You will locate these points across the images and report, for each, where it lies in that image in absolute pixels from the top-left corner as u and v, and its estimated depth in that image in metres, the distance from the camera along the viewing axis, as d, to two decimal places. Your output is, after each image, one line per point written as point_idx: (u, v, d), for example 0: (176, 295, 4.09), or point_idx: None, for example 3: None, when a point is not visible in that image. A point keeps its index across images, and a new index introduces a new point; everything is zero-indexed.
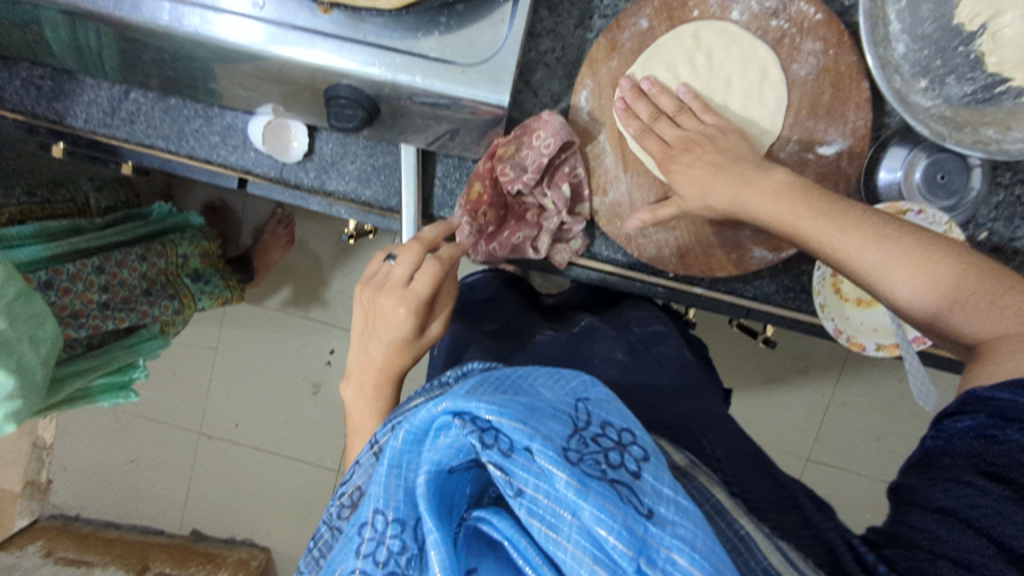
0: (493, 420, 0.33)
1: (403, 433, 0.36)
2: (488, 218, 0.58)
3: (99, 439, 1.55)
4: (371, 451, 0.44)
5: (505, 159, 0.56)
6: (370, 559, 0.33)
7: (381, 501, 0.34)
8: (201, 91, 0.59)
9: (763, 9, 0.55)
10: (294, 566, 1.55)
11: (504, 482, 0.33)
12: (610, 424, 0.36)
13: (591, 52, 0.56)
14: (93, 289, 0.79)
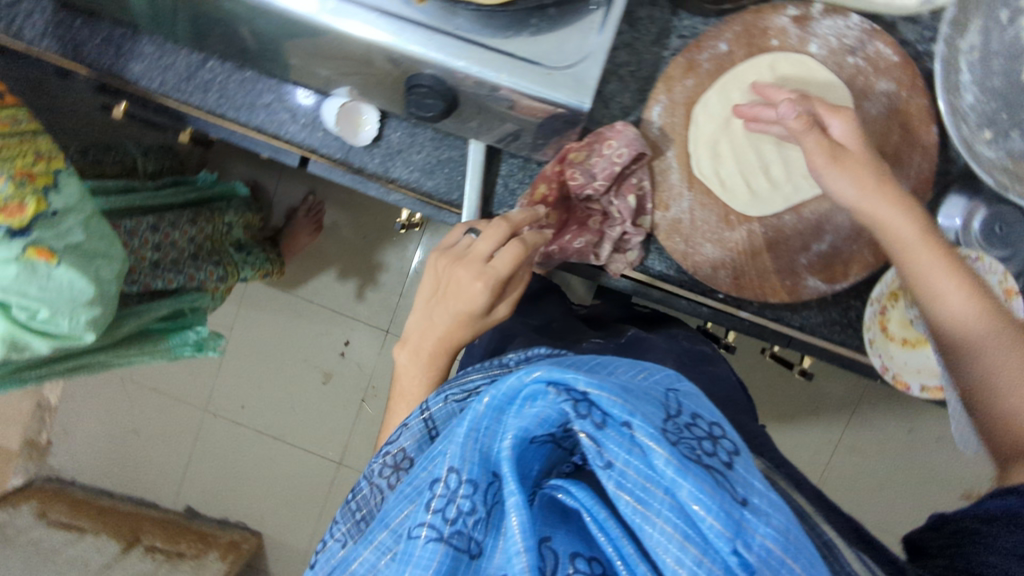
0: (593, 392, 0.34)
1: (487, 398, 0.36)
2: (550, 219, 0.60)
3: (104, 406, 1.55)
4: (422, 417, 0.48)
5: (574, 164, 0.57)
6: (440, 514, 0.35)
7: (457, 461, 0.35)
8: (282, 66, 0.60)
9: (841, 45, 0.56)
10: (284, 555, 1.54)
11: (593, 453, 0.34)
12: (699, 416, 0.37)
13: (669, 70, 0.58)
14: (148, 247, 0.80)
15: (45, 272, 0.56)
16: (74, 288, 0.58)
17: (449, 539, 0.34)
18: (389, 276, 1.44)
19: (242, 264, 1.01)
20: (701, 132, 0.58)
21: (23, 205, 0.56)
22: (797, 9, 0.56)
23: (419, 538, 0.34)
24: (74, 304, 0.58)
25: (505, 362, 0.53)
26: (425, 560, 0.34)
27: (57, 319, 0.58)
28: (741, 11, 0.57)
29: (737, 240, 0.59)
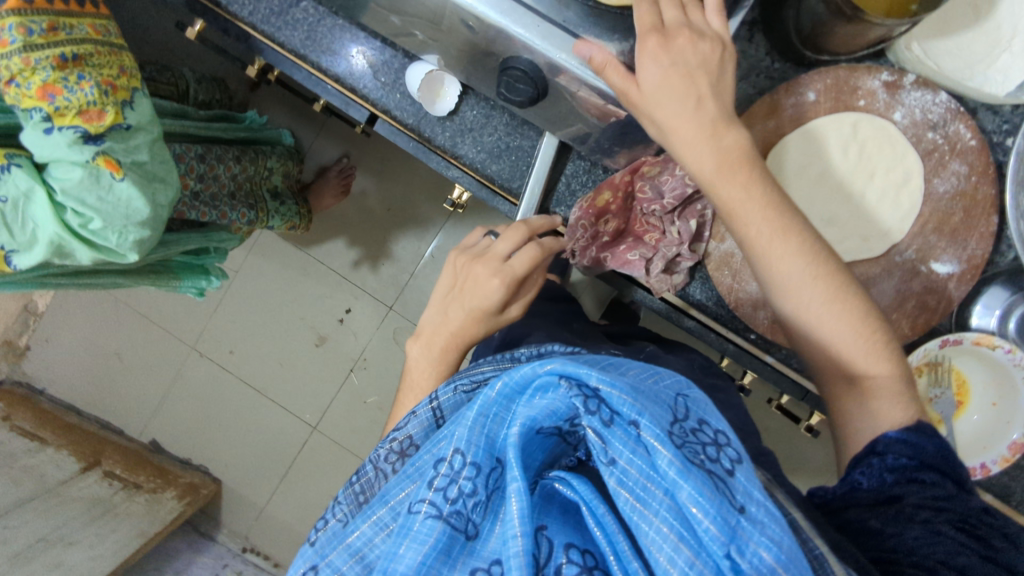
0: (604, 388, 0.33)
1: (500, 384, 0.36)
2: (608, 227, 0.61)
3: (92, 323, 1.53)
4: (430, 406, 0.46)
5: (645, 178, 0.59)
6: (442, 493, 0.34)
7: (463, 442, 0.35)
8: (378, 22, 0.60)
9: (924, 119, 0.58)
10: (237, 509, 1.52)
11: (598, 449, 0.34)
12: (707, 423, 0.36)
13: (754, 106, 0.58)
14: (191, 175, 0.79)
15: (105, 184, 0.57)
16: (129, 205, 0.59)
17: (447, 517, 0.34)
18: (404, 254, 1.43)
19: (273, 211, 1.00)
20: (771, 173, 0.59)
21: (102, 114, 0.56)
22: (890, 76, 0.57)
23: (419, 514, 0.34)
24: (125, 221, 0.60)
25: (514, 356, 0.51)
26: (422, 535, 0.33)
27: (103, 232, 0.59)
28: (835, 65, 0.58)
29: None
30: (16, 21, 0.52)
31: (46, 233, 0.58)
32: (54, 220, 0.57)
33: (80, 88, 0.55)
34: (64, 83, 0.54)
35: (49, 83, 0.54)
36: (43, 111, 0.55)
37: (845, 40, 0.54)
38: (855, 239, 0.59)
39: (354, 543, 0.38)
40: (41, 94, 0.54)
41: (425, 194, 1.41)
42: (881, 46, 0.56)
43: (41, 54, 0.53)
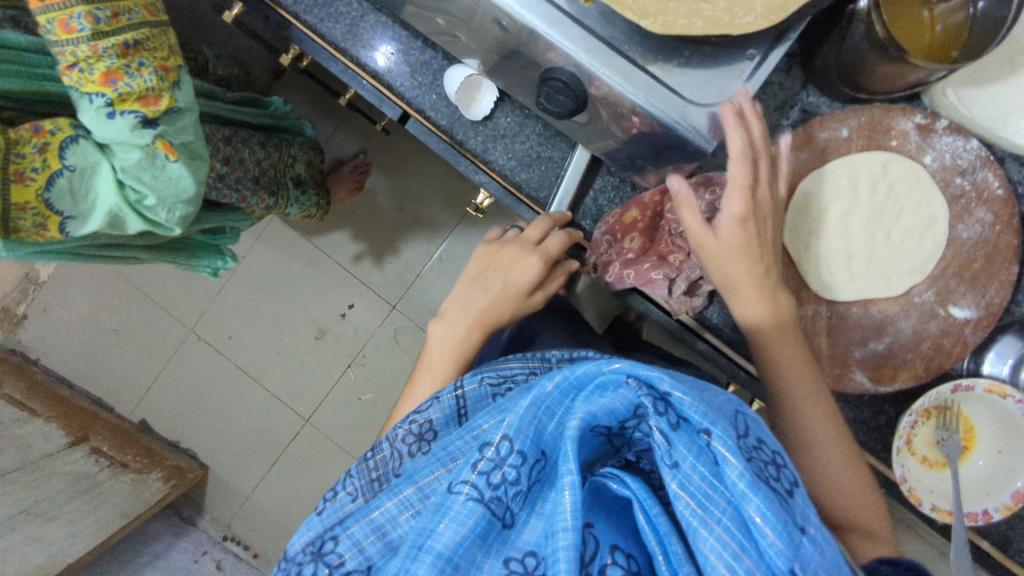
0: (677, 394, 0.35)
1: (558, 377, 0.37)
2: (632, 244, 0.61)
3: (92, 297, 1.52)
4: (455, 394, 0.48)
5: (675, 199, 0.58)
6: (485, 476, 0.36)
7: (511, 430, 0.36)
8: (423, 23, 0.61)
9: (953, 164, 0.58)
10: (222, 496, 1.50)
11: (662, 450, 0.35)
12: (765, 442, 0.38)
13: (788, 137, 0.59)
14: (219, 157, 0.79)
15: (162, 166, 0.59)
16: (181, 186, 0.61)
17: (487, 501, 0.36)
18: (412, 254, 1.43)
19: (290, 201, 1.01)
20: (800, 206, 0.59)
21: (159, 98, 0.57)
22: (924, 119, 0.58)
23: (460, 495, 0.36)
24: (176, 199, 0.62)
25: (544, 356, 0.52)
26: (462, 516, 0.35)
27: (156, 208, 0.61)
28: (871, 104, 0.59)
29: (801, 318, 0.60)
30: (84, 9, 0.52)
31: (105, 204, 0.59)
32: (116, 195, 0.58)
33: (141, 74, 0.56)
34: (127, 69, 0.55)
35: (112, 69, 0.54)
36: (105, 97, 0.54)
37: (883, 81, 0.54)
38: (876, 278, 0.59)
39: (377, 520, 0.39)
40: (104, 80, 0.54)
41: (438, 196, 1.42)
42: (917, 91, 0.57)
43: (107, 43, 0.54)
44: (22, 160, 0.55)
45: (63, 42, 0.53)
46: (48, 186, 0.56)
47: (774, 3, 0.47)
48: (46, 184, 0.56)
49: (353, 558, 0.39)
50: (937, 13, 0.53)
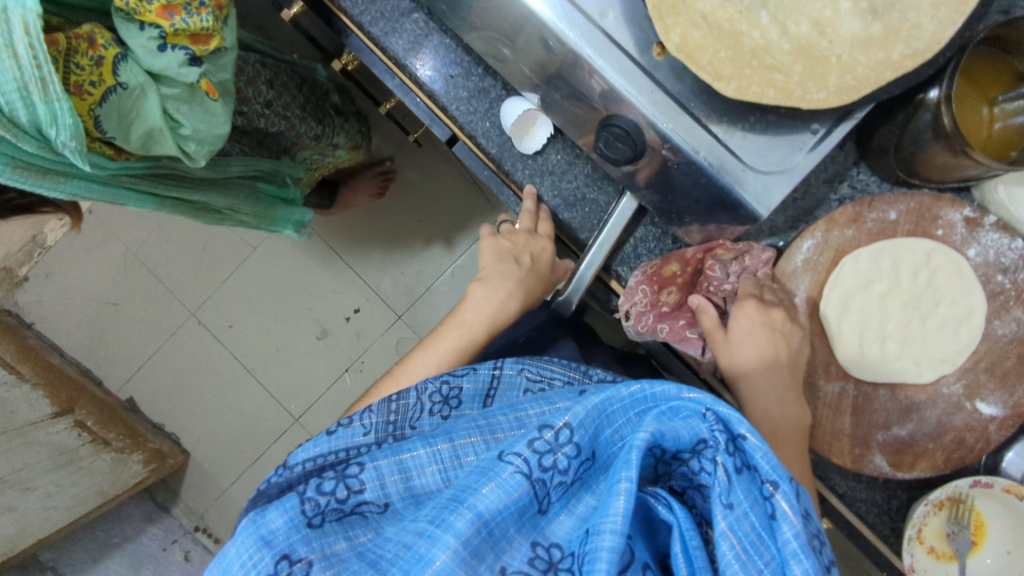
0: (753, 440, 0.39)
1: (636, 387, 0.43)
2: (669, 298, 0.62)
3: (96, 267, 1.50)
4: (492, 371, 0.54)
5: (717, 258, 0.60)
6: (537, 456, 0.40)
7: (576, 421, 0.42)
8: (489, 54, 0.61)
9: (997, 261, 0.58)
10: (203, 484, 1.49)
11: (721, 489, 0.38)
12: (812, 513, 0.41)
13: (835, 213, 0.60)
14: (261, 84, 0.79)
15: (201, 101, 0.57)
16: (215, 127, 0.60)
17: (533, 479, 0.40)
18: (426, 267, 1.43)
19: (335, 128, 1.04)
20: (839, 281, 0.60)
21: (211, 39, 0.54)
22: (973, 212, 0.58)
23: (510, 465, 0.40)
24: (210, 136, 0.60)
25: (586, 372, 0.55)
26: (509, 485, 0.39)
27: (188, 139, 0.59)
28: (921, 191, 0.59)
29: (828, 393, 0.61)
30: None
31: (144, 126, 0.56)
32: (159, 120, 0.56)
33: (199, 14, 0.52)
34: (185, 4, 0.51)
35: (172, 4, 0.51)
36: (160, 30, 0.52)
37: (940, 170, 0.54)
38: (907, 363, 0.59)
39: (405, 463, 0.45)
40: (162, 13, 0.51)
41: (458, 213, 1.41)
42: (969, 184, 0.57)
43: None
44: (81, 71, 0.52)
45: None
46: (100, 102, 0.54)
47: (847, 83, 0.47)
48: (100, 100, 0.54)
49: (372, 489, 0.44)
50: (999, 113, 0.53)
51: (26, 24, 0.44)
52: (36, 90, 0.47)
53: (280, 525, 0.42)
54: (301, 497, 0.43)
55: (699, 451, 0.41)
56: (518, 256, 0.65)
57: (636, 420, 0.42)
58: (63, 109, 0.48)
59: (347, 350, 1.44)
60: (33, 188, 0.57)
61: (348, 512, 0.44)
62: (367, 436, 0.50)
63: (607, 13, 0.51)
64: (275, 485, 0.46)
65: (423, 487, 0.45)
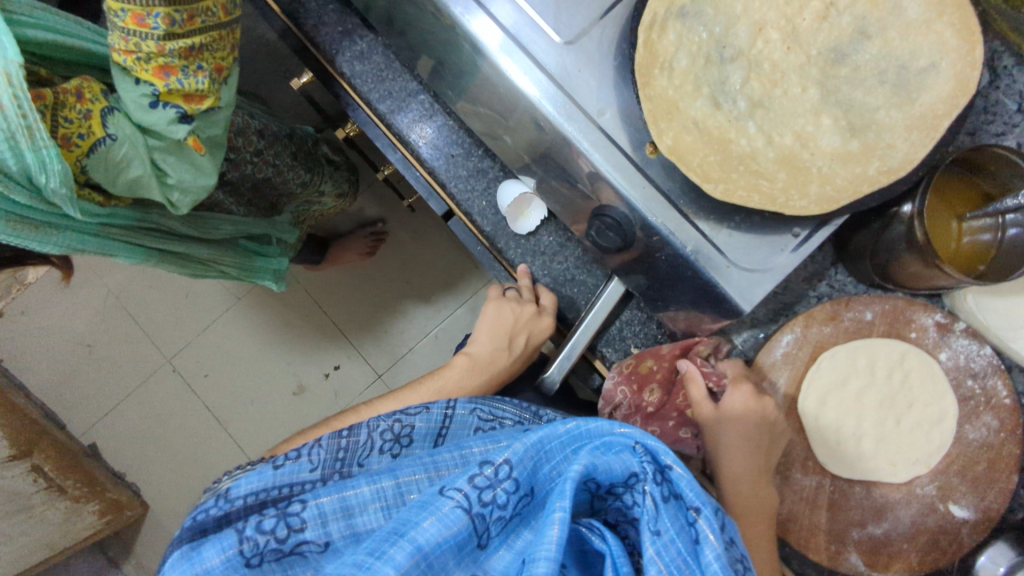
0: (678, 469, 0.39)
1: (572, 423, 0.42)
2: (652, 394, 0.62)
3: (75, 307, 1.48)
4: (444, 410, 0.53)
5: (698, 355, 0.61)
6: (478, 491, 0.38)
7: (515, 457, 0.40)
8: (491, 137, 0.64)
9: (967, 366, 0.60)
10: (160, 539, 1.43)
11: (648, 517, 0.38)
12: (736, 542, 0.40)
13: (814, 310, 0.62)
14: (251, 132, 0.80)
15: (188, 155, 0.58)
16: (199, 179, 0.60)
17: (473, 515, 0.38)
18: (411, 327, 1.43)
19: (325, 178, 1.05)
20: (817, 378, 0.62)
21: (205, 99, 0.57)
22: (944, 317, 0.61)
23: (451, 499, 0.38)
24: (195, 187, 0.60)
25: (538, 413, 0.56)
26: (449, 519, 0.37)
27: (171, 189, 0.59)
28: (895, 294, 0.61)
29: (806, 487, 0.61)
30: (165, 11, 0.51)
31: (128, 176, 0.56)
32: (146, 171, 0.56)
33: (196, 76, 0.55)
34: (182, 68, 0.54)
35: (169, 65, 0.54)
36: (155, 88, 0.54)
37: (913, 278, 0.57)
38: (882, 462, 0.61)
39: (348, 500, 0.41)
40: (158, 73, 0.54)
41: (444, 276, 1.43)
42: (940, 292, 0.60)
43: (175, 44, 0.53)
44: (69, 125, 0.53)
45: (130, 31, 0.51)
46: (88, 154, 0.54)
47: (827, 193, 0.51)
48: (88, 151, 0.54)
49: (313, 528, 0.40)
50: (966, 228, 0.56)
51: (9, 74, 0.45)
52: (23, 139, 0.47)
53: (217, 564, 0.40)
54: (240, 535, 0.40)
55: (631, 485, 0.40)
56: (512, 338, 0.65)
57: (571, 456, 0.41)
58: (52, 155, 0.48)
59: (323, 407, 1.41)
60: (25, 243, 0.56)
61: (288, 552, 0.41)
62: (313, 472, 0.47)
63: (605, 111, 0.53)
64: (211, 518, 0.44)
65: (364, 525, 0.41)
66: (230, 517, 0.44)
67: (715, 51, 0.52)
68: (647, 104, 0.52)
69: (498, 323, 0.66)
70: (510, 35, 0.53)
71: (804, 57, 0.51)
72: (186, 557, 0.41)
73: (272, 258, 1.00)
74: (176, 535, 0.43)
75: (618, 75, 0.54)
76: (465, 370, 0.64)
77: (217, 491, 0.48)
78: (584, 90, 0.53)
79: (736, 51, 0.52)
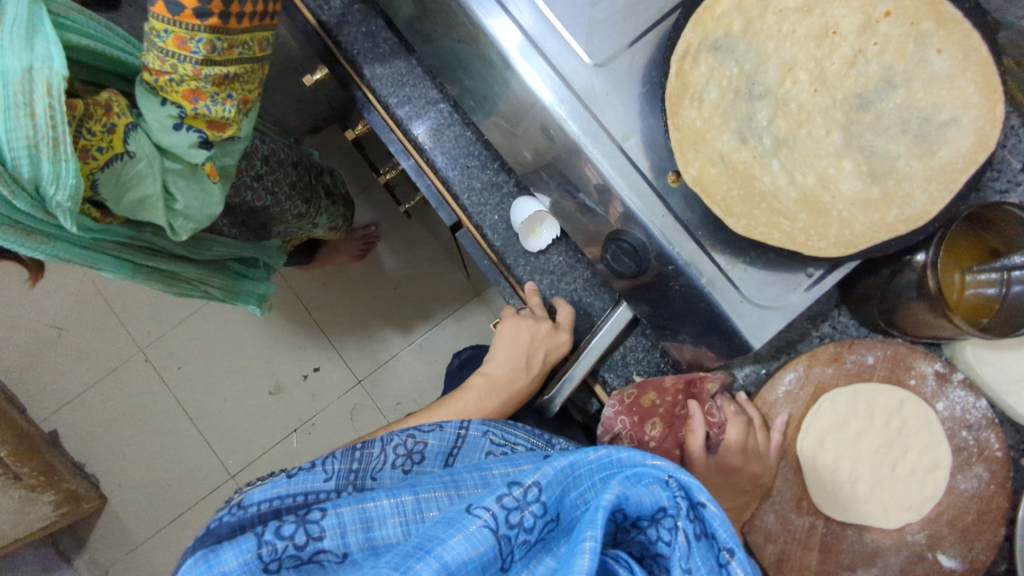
0: (713, 508, 0.37)
1: (603, 450, 0.41)
2: (651, 429, 0.62)
3: (46, 286, 1.42)
4: (458, 430, 0.53)
5: (708, 399, 0.61)
6: (506, 511, 0.37)
7: (544, 480, 0.39)
8: (510, 151, 0.63)
9: (962, 418, 0.61)
10: (117, 535, 1.37)
11: (680, 553, 0.36)
12: None
13: (818, 350, 0.62)
14: (257, 159, 0.77)
15: (200, 181, 0.56)
16: (205, 208, 0.58)
17: (500, 536, 0.37)
18: (397, 334, 1.41)
19: (320, 211, 1.02)
20: (817, 419, 0.62)
21: (227, 128, 0.55)
22: (943, 367, 0.61)
23: (478, 518, 0.37)
24: (199, 215, 0.58)
25: (549, 440, 0.55)
26: (476, 538, 0.36)
27: (175, 214, 0.57)
28: (898, 340, 0.62)
29: (799, 527, 0.61)
30: (208, 37, 0.50)
31: (140, 196, 0.54)
32: (156, 192, 0.54)
33: (224, 104, 0.54)
34: (212, 92, 0.53)
35: (200, 90, 0.52)
36: (181, 110, 0.52)
37: (918, 326, 0.58)
38: (874, 507, 0.61)
39: (369, 512, 0.40)
40: (187, 96, 0.52)
41: (436, 287, 1.42)
42: (942, 342, 0.61)
43: (211, 71, 0.52)
44: (91, 137, 0.51)
45: (168, 52, 0.50)
46: (103, 167, 0.52)
47: (845, 237, 0.51)
48: (104, 165, 0.52)
49: (332, 538, 0.39)
50: (970, 280, 0.58)
51: (50, 85, 0.45)
52: (46, 149, 0.46)
53: (234, 568, 0.38)
54: (260, 539, 0.39)
55: (657, 519, 0.39)
56: (532, 354, 0.64)
57: (600, 485, 0.40)
58: (69, 169, 0.47)
59: (299, 409, 1.38)
60: (11, 246, 0.52)
61: (304, 560, 0.39)
62: (328, 482, 0.47)
63: (629, 136, 0.53)
64: (224, 526, 0.42)
65: (383, 539, 0.40)
66: (244, 525, 0.43)
67: (745, 87, 0.52)
68: (675, 132, 0.52)
69: (512, 339, 0.65)
70: (532, 41, 0.52)
71: (830, 100, 0.51)
72: (202, 558, 0.39)
73: (260, 284, 0.96)
74: (188, 542, 0.41)
75: (646, 102, 0.53)
76: (484, 391, 0.63)
77: (232, 500, 0.47)
78: (609, 113, 0.53)
79: (765, 88, 0.52)
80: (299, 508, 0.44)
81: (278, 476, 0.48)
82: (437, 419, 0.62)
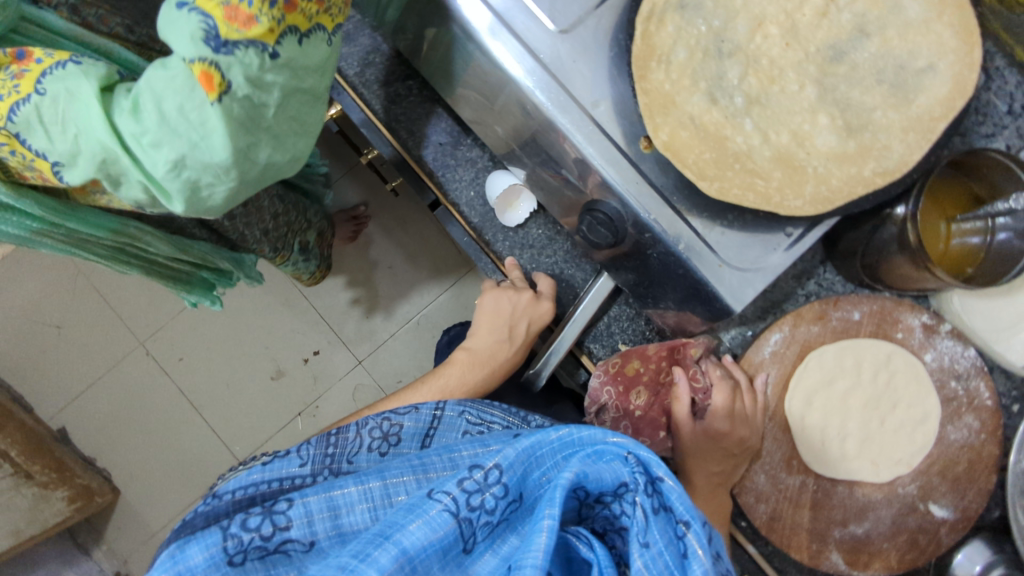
0: (668, 480, 0.38)
1: (564, 430, 0.42)
2: (637, 398, 0.62)
3: (40, 286, 1.42)
4: (433, 411, 0.54)
5: (694, 364, 0.61)
6: (466, 495, 0.37)
7: (505, 462, 0.39)
8: (485, 126, 0.62)
9: (951, 367, 0.61)
10: (132, 525, 1.40)
11: (637, 528, 0.37)
12: (718, 555, 0.40)
13: (803, 308, 0.62)
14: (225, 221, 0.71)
15: (195, 103, 0.41)
16: (200, 149, 0.42)
17: (460, 519, 0.37)
18: (394, 314, 1.41)
19: (288, 259, 0.96)
20: (804, 377, 0.62)
21: (253, 22, 0.41)
22: (930, 319, 0.61)
23: (438, 502, 0.37)
24: (188, 156, 0.42)
25: (525, 417, 0.55)
26: (436, 523, 0.36)
27: (149, 154, 0.41)
28: (884, 294, 0.62)
29: (790, 485, 0.62)
30: None
31: (85, 139, 0.41)
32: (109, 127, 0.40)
33: None
34: None
35: None
36: None
37: (903, 279, 0.57)
38: (864, 462, 0.61)
39: (336, 500, 0.41)
40: None
41: (432, 263, 1.42)
42: (929, 293, 0.60)
43: None
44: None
45: None
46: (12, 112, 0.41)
47: (821, 193, 0.49)
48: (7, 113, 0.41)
49: (299, 526, 0.40)
50: (955, 230, 0.57)
51: None
52: None
53: (199, 562, 0.38)
54: (225, 533, 0.39)
55: (620, 494, 0.39)
56: (514, 324, 0.64)
57: (562, 462, 0.41)
58: None
59: (302, 393, 1.40)
60: None
61: (271, 550, 0.40)
62: (303, 467, 0.47)
63: (599, 103, 0.51)
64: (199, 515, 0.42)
65: (351, 525, 0.41)
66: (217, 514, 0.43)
67: (714, 45, 0.50)
68: (643, 96, 0.50)
69: (494, 310, 0.64)
70: (498, 15, 0.51)
71: (803, 53, 0.50)
72: (171, 555, 0.39)
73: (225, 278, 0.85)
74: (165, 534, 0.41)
75: (614, 66, 0.52)
76: (468, 365, 0.64)
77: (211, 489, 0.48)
78: (578, 82, 0.51)
79: (735, 45, 0.50)
80: (274, 495, 0.45)
81: (255, 464, 0.49)
82: (425, 398, 0.62)
